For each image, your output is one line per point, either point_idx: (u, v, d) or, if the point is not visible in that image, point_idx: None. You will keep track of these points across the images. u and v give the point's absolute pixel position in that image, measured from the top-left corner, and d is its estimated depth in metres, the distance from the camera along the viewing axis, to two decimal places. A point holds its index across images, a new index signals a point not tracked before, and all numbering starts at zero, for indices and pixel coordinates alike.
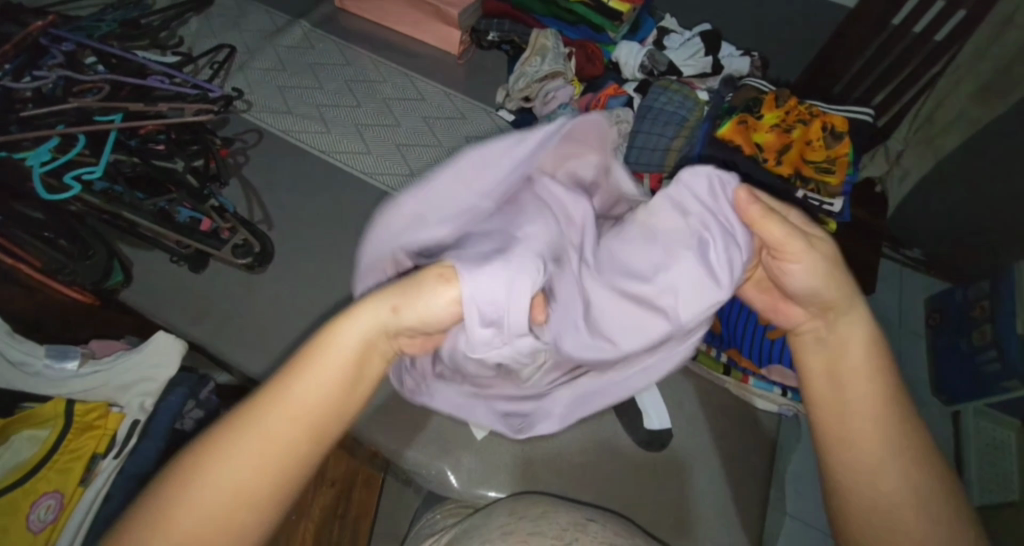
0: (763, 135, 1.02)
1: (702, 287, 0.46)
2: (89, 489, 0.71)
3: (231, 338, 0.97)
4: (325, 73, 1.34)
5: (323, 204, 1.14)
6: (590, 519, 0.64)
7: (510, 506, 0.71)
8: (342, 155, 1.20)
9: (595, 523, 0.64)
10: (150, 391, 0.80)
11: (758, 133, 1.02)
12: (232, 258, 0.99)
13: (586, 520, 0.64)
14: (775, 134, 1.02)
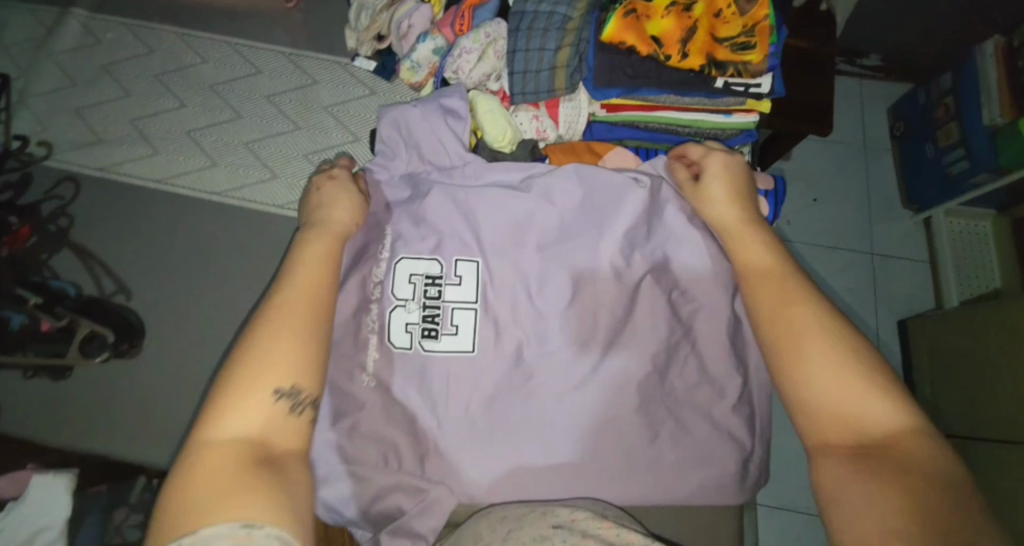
0: (658, 23, 0.77)
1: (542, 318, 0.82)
2: None
3: (132, 436, 0.84)
4: (128, 74, 1.05)
5: (183, 244, 0.94)
6: (554, 527, 0.66)
7: (475, 529, 0.72)
8: (183, 179, 0.97)
9: (558, 530, 0.66)
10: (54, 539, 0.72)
11: (651, 21, 0.77)
12: (87, 359, 0.83)
13: (551, 528, 0.66)
14: (672, 18, 0.76)
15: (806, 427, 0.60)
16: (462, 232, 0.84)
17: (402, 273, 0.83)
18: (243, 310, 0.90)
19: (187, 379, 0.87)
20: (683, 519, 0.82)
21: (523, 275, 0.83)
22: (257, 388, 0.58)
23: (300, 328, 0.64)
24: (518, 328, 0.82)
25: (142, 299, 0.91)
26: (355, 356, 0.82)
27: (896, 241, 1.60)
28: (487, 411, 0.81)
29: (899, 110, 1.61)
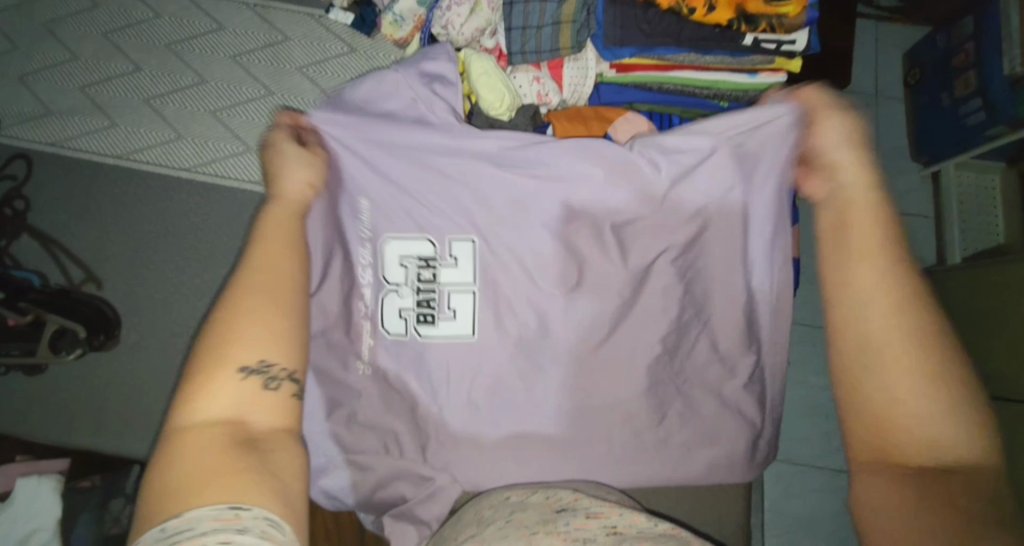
0: None
1: (551, 300, 0.76)
2: None
3: (117, 430, 0.81)
4: (74, 32, 0.93)
5: (152, 226, 0.87)
6: (558, 510, 0.64)
7: (476, 510, 0.70)
8: (147, 154, 0.88)
9: (562, 513, 0.63)
10: (45, 539, 0.71)
11: None
12: (58, 357, 0.76)
13: (553, 512, 0.64)
14: None
15: (845, 421, 0.45)
16: (458, 209, 0.77)
17: (392, 256, 0.77)
18: None
19: (167, 370, 0.82)
20: (692, 497, 0.81)
21: (523, 253, 0.77)
22: (223, 369, 0.45)
23: (285, 277, 0.51)
24: (521, 310, 0.77)
25: (112, 288, 0.85)
26: (351, 346, 0.78)
27: None
28: (491, 399, 0.77)
29: None
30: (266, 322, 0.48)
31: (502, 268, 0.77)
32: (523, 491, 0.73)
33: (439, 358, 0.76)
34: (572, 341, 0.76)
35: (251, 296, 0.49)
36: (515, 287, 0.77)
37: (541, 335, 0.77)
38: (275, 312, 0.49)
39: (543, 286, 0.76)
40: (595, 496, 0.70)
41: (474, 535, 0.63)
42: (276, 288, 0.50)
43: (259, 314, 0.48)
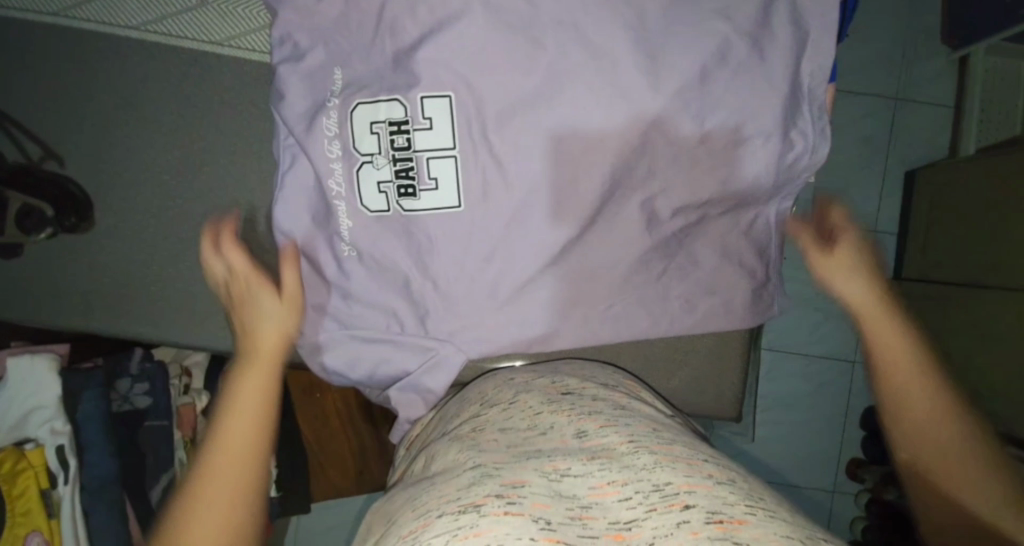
0: None
1: (545, 158, 0.72)
2: (63, 518, 0.70)
3: (108, 314, 0.79)
4: None
5: (107, 96, 0.78)
6: (563, 393, 0.66)
7: (482, 392, 0.72)
8: (85, 7, 0.76)
9: (567, 395, 0.65)
10: (53, 414, 0.71)
11: None
12: (29, 236, 0.73)
13: (558, 395, 0.65)
14: None
15: (896, 451, 0.63)
16: (424, 60, 0.69)
17: (362, 123, 0.71)
18: (202, 175, 0.79)
19: (154, 253, 0.79)
20: (685, 366, 0.86)
21: (504, 103, 0.70)
22: (194, 515, 0.54)
23: (251, 406, 0.62)
24: (514, 169, 0.72)
25: (77, 166, 0.78)
26: (334, 222, 0.74)
27: (924, 81, 1.46)
28: (484, 269, 0.75)
29: None
30: (247, 417, 0.61)
31: (494, 123, 0.71)
32: (526, 371, 0.75)
33: (428, 233, 0.73)
34: (570, 206, 0.73)
35: (233, 421, 0.61)
36: (507, 145, 0.71)
37: (538, 198, 0.73)
38: (252, 429, 0.60)
39: (539, 144, 0.71)
40: (602, 385, 0.69)
41: (481, 418, 0.64)
42: (230, 440, 0.59)
43: (239, 411, 0.61)
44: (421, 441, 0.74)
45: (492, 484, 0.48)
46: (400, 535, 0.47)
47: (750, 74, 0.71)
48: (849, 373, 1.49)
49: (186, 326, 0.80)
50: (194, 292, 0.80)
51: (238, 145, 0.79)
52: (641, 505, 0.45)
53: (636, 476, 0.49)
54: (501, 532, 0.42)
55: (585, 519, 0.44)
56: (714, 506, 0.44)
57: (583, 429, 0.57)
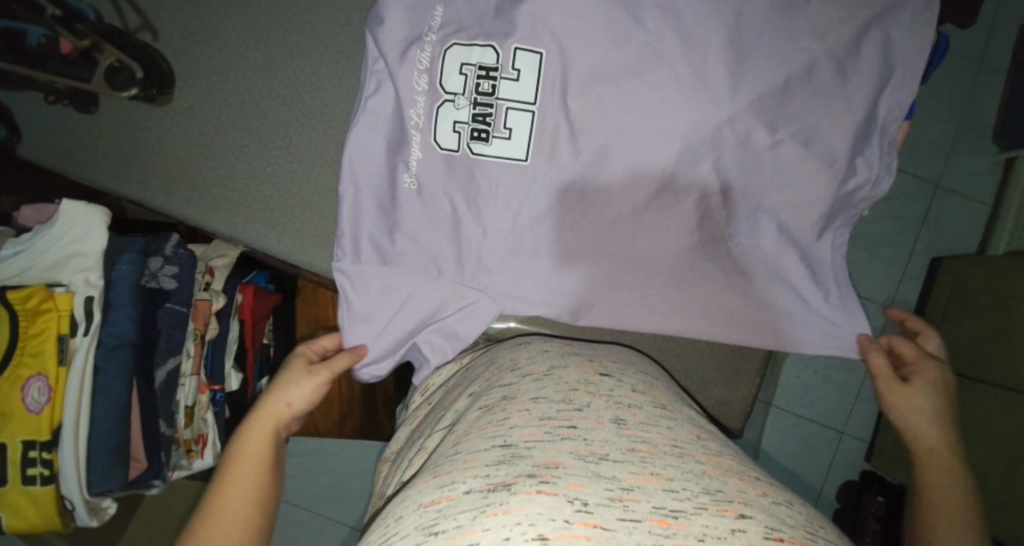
0: None
1: (620, 131, 0.73)
2: (72, 369, 0.70)
3: (161, 188, 0.80)
4: None
5: None
6: (601, 375, 0.67)
7: (513, 356, 0.73)
8: None
9: (606, 379, 0.66)
10: (89, 266, 0.72)
11: None
12: (114, 92, 0.75)
13: (597, 376, 0.66)
14: None
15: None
16: (526, 13, 0.71)
17: (453, 61, 0.73)
18: (283, 78, 0.81)
19: (218, 141, 0.80)
20: (700, 372, 0.87)
21: (592, 74, 0.72)
22: None
23: (256, 489, 0.62)
24: (587, 136, 0.74)
25: (168, 42, 0.80)
26: (405, 151, 0.76)
27: (971, 170, 1.48)
28: (537, 226, 0.77)
29: None
30: (252, 501, 0.61)
31: (578, 87, 0.73)
32: (562, 345, 0.77)
33: (491, 180, 0.75)
34: (634, 182, 0.75)
35: (231, 502, 0.60)
36: (586, 113, 0.73)
37: (605, 167, 0.75)
38: (255, 500, 0.61)
39: (617, 117, 0.73)
40: (642, 377, 0.71)
41: (511, 387, 0.64)
42: (227, 512, 0.58)
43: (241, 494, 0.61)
44: (442, 394, 0.74)
45: (523, 464, 0.48)
46: (424, 502, 0.47)
47: (830, 97, 0.73)
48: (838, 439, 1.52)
49: (229, 220, 0.81)
50: (246, 187, 0.81)
51: (322, 59, 0.81)
52: (690, 501, 0.45)
53: (684, 477, 0.49)
54: (534, 516, 0.42)
55: (628, 503, 0.44)
56: (772, 522, 0.44)
57: (620, 419, 0.57)
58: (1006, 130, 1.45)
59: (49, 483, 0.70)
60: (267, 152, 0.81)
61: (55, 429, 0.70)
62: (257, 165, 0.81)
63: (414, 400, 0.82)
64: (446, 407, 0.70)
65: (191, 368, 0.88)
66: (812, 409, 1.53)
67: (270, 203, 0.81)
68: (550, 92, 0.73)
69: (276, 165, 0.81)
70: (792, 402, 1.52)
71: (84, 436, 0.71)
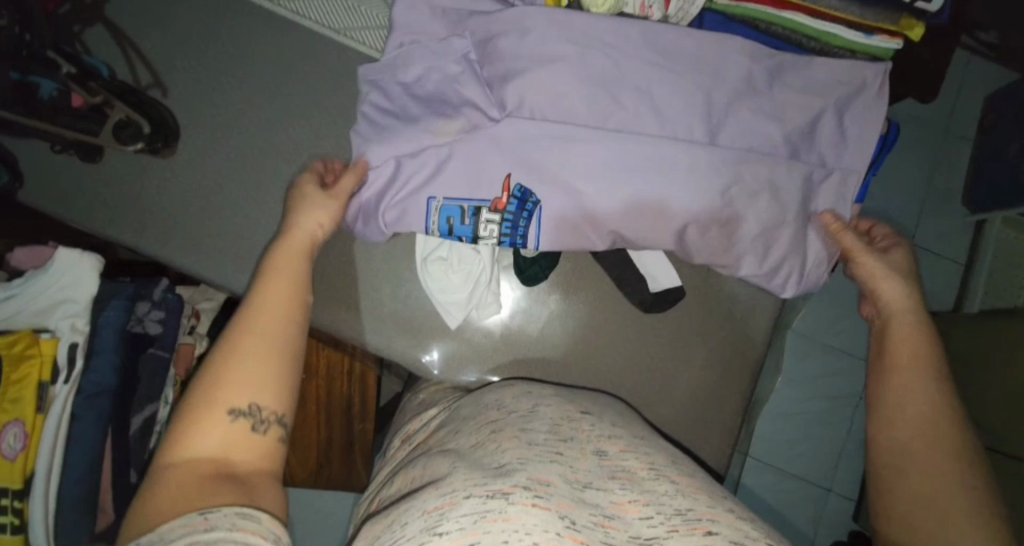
0: None
1: (604, 195, 0.76)
2: (50, 415, 0.70)
3: (155, 236, 0.82)
4: None
5: (224, 48, 0.86)
6: (582, 412, 0.68)
7: (498, 396, 0.73)
8: None
9: (587, 416, 0.67)
10: (77, 312, 0.74)
11: None
12: (121, 145, 0.78)
13: (578, 413, 0.68)
14: None
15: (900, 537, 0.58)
16: (513, 89, 0.75)
17: (444, 131, 0.76)
18: (284, 136, 0.85)
19: (215, 192, 0.84)
20: (679, 431, 0.88)
21: (575, 144, 0.76)
22: (213, 412, 0.53)
23: (282, 327, 0.60)
24: (571, 196, 0.77)
25: (176, 100, 0.85)
26: (396, 208, 0.77)
27: (942, 233, 1.56)
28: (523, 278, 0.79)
29: (997, 98, 1.53)
30: (283, 333, 0.60)
31: (559, 151, 0.76)
32: (544, 388, 0.77)
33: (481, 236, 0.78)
34: (619, 239, 0.79)
35: (258, 333, 0.58)
36: (571, 175, 0.76)
37: (589, 230, 0.78)
38: (290, 341, 0.60)
39: (600, 181, 0.76)
40: (619, 414, 0.73)
41: (498, 421, 0.65)
42: (259, 337, 0.58)
43: (266, 331, 0.59)
44: (433, 430, 0.73)
45: (518, 476, 0.50)
46: (423, 509, 0.49)
47: (798, 171, 0.78)
48: (821, 495, 1.51)
49: (219, 269, 0.83)
50: (238, 237, 0.83)
51: (321, 120, 0.86)
52: (663, 525, 0.47)
53: (660, 498, 0.51)
54: (529, 524, 0.44)
55: (609, 528, 0.47)
56: (735, 536, 0.47)
57: (603, 449, 0.59)
58: (972, 197, 1.54)
59: (19, 533, 0.68)
60: (263, 204, 0.84)
61: (28, 477, 0.69)
62: (251, 217, 0.83)
63: (392, 446, 0.81)
64: (433, 442, 0.69)
65: (166, 415, 0.84)
66: (796, 464, 1.52)
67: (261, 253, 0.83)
68: (535, 155, 0.76)
69: (269, 216, 0.83)
70: (776, 457, 1.52)
71: (56, 484, 0.70)
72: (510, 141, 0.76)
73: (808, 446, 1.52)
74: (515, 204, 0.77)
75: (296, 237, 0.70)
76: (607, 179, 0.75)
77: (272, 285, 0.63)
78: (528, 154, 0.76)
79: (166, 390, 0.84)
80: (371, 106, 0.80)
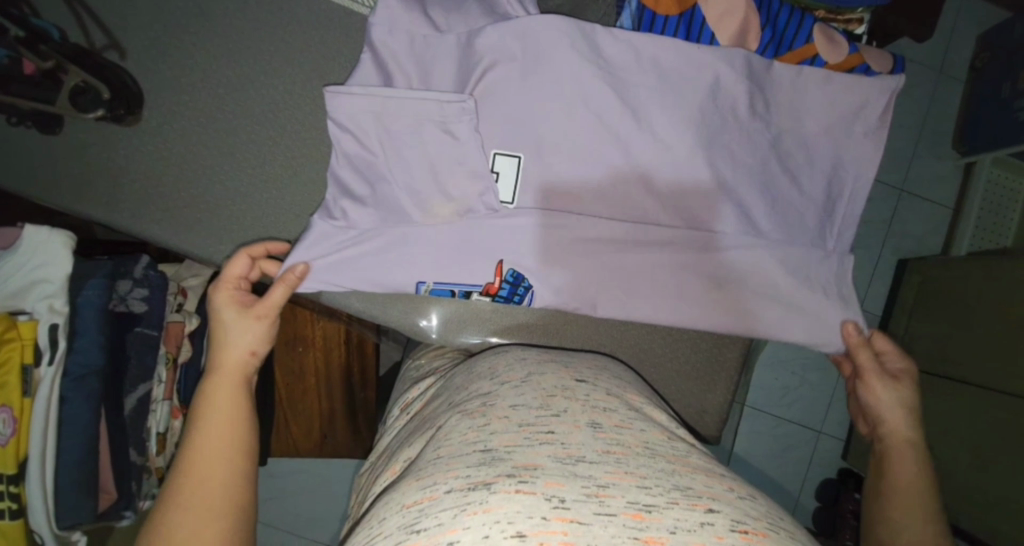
0: None
1: (601, 154, 0.74)
2: (37, 400, 0.67)
3: (129, 210, 0.78)
4: None
5: (182, 3, 0.79)
6: (577, 381, 0.68)
7: (492, 365, 0.73)
8: None
9: (581, 384, 0.67)
10: (55, 293, 0.69)
11: None
12: (80, 114, 0.73)
13: (573, 382, 0.68)
14: None
15: None
16: (507, 36, 0.70)
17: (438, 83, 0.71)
18: (256, 97, 0.80)
19: (188, 160, 0.79)
20: (677, 381, 0.89)
21: (576, 98, 0.72)
22: None
23: (221, 479, 0.56)
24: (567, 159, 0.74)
25: (135, 62, 0.79)
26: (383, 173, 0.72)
27: (933, 176, 1.55)
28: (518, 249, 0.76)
29: (991, 34, 1.49)
30: (220, 483, 0.56)
31: (557, 108, 0.72)
32: (539, 353, 0.77)
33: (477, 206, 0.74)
34: (617, 204, 0.76)
35: (196, 488, 0.55)
36: (570, 133, 0.73)
37: (586, 193, 0.75)
38: (223, 493, 0.55)
39: (598, 141, 0.73)
40: (616, 380, 0.73)
41: (489, 394, 0.64)
42: (192, 497, 0.54)
43: (200, 483, 0.55)
44: (427, 400, 0.73)
45: (503, 465, 0.49)
46: (403, 503, 0.48)
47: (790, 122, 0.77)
48: (813, 438, 1.56)
49: (201, 241, 0.79)
50: (217, 206, 0.79)
51: (294, 78, 0.81)
52: (663, 497, 0.47)
53: (655, 473, 0.51)
54: (510, 512, 0.43)
55: (604, 498, 0.45)
56: (737, 514, 0.47)
57: (597, 421, 0.59)
58: (963, 138, 1.52)
59: (17, 517, 0.67)
60: (241, 171, 0.80)
61: (21, 462, 0.66)
62: (229, 185, 0.79)
63: (391, 416, 0.81)
64: (427, 413, 0.69)
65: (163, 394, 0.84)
66: (790, 410, 1.56)
67: (245, 225, 0.80)
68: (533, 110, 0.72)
69: (249, 184, 0.80)
70: (770, 404, 1.56)
71: (51, 467, 0.69)
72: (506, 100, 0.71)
73: (802, 392, 1.56)
74: (509, 288, 0.76)
75: (229, 368, 0.66)
76: (608, 136, 0.73)
77: (205, 426, 0.60)
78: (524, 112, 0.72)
79: (157, 369, 0.83)
80: (346, 157, 0.71)
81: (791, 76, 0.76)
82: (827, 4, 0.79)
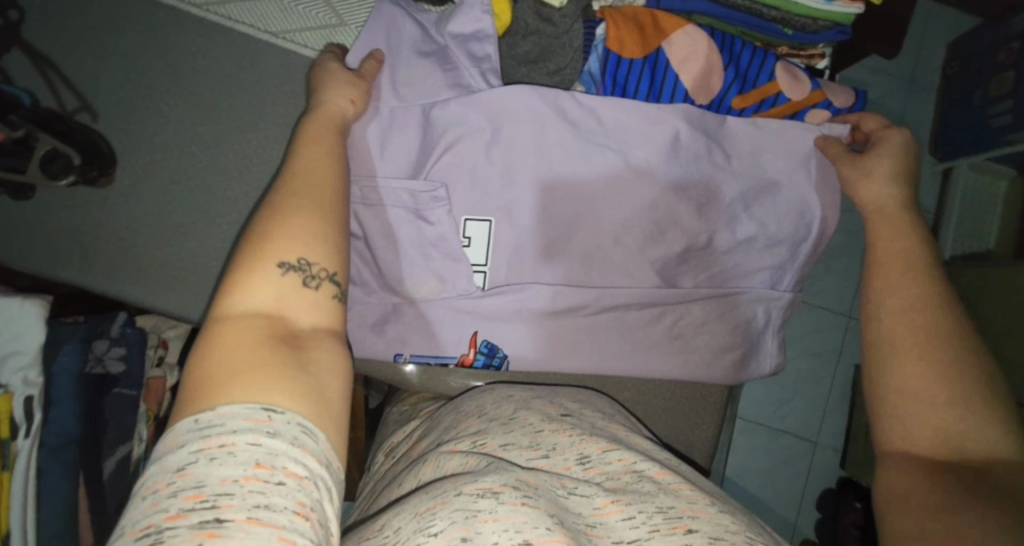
0: None
1: (566, 214, 0.79)
2: (15, 473, 0.66)
3: (103, 271, 0.78)
4: None
5: (152, 63, 0.80)
6: (563, 413, 0.68)
7: (476, 402, 0.72)
8: None
9: (568, 417, 0.67)
10: (29, 363, 0.69)
11: None
12: (51, 181, 0.73)
13: (558, 415, 0.67)
14: None
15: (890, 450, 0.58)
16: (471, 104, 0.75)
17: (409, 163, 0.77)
18: (229, 152, 0.80)
19: (162, 218, 0.79)
20: (662, 413, 0.89)
21: (539, 159, 0.77)
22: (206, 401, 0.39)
23: (303, 300, 0.49)
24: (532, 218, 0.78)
25: (107, 124, 0.79)
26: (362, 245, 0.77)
27: None
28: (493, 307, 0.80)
29: (960, 45, 1.52)
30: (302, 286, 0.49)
31: (523, 165, 0.77)
32: (524, 390, 0.77)
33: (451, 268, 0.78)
34: (585, 255, 0.80)
35: (263, 282, 0.47)
36: (534, 190, 0.78)
37: (555, 245, 0.80)
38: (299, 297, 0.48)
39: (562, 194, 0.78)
40: (602, 413, 0.72)
41: (479, 431, 0.64)
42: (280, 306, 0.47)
43: (280, 291, 0.48)
44: (410, 444, 0.72)
45: (508, 476, 0.49)
46: (415, 512, 0.47)
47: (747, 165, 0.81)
48: (806, 450, 1.57)
49: (178, 298, 0.79)
50: (193, 263, 0.79)
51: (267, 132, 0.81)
52: (644, 526, 0.48)
53: (643, 497, 0.51)
54: (519, 523, 0.43)
55: (593, 537, 0.47)
56: (717, 532, 0.48)
57: (587, 454, 0.59)
58: (938, 147, 1.55)
59: None
60: (216, 227, 0.80)
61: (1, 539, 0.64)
62: (204, 241, 0.79)
63: (377, 461, 0.79)
64: (415, 454, 0.68)
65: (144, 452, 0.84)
66: (785, 422, 1.56)
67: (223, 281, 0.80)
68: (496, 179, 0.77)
69: (225, 239, 0.80)
70: (762, 419, 1.56)
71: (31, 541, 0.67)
72: (471, 165, 0.77)
73: (793, 405, 1.56)
74: (483, 358, 0.82)
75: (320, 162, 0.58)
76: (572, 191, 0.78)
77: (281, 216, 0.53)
78: (488, 179, 0.77)
79: (138, 427, 0.82)
80: None
81: (741, 129, 0.81)
82: (790, 42, 0.80)
